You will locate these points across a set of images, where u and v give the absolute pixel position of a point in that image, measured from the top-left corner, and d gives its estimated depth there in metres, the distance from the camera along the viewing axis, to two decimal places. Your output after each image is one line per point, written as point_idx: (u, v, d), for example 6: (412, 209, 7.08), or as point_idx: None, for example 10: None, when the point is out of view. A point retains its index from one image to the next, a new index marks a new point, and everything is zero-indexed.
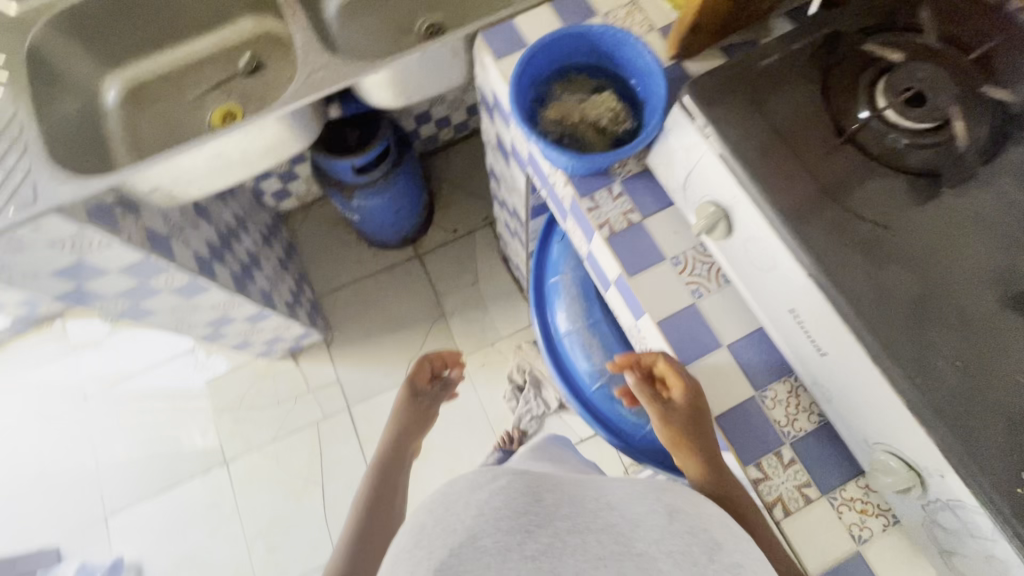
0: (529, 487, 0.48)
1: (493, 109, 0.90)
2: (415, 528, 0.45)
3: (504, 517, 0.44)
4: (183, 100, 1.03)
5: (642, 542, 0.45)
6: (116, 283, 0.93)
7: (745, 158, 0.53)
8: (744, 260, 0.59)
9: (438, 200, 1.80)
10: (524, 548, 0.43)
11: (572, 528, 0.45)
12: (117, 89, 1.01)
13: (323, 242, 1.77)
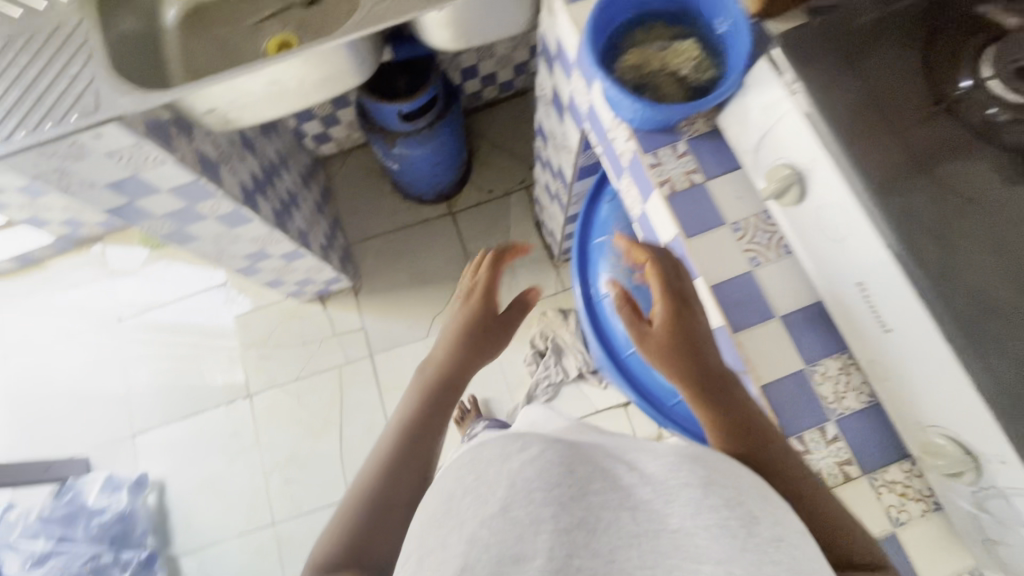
0: (566, 452, 0.44)
1: (554, 59, 0.88)
2: (447, 496, 0.44)
3: (535, 489, 0.40)
4: (239, 25, 1.01)
5: (677, 518, 0.39)
6: (165, 203, 0.94)
7: (833, 117, 0.51)
8: (813, 229, 0.57)
9: (476, 159, 1.78)
10: (557, 523, 0.39)
11: (604, 503, 0.40)
12: (176, 9, 1.00)
13: (359, 191, 1.77)
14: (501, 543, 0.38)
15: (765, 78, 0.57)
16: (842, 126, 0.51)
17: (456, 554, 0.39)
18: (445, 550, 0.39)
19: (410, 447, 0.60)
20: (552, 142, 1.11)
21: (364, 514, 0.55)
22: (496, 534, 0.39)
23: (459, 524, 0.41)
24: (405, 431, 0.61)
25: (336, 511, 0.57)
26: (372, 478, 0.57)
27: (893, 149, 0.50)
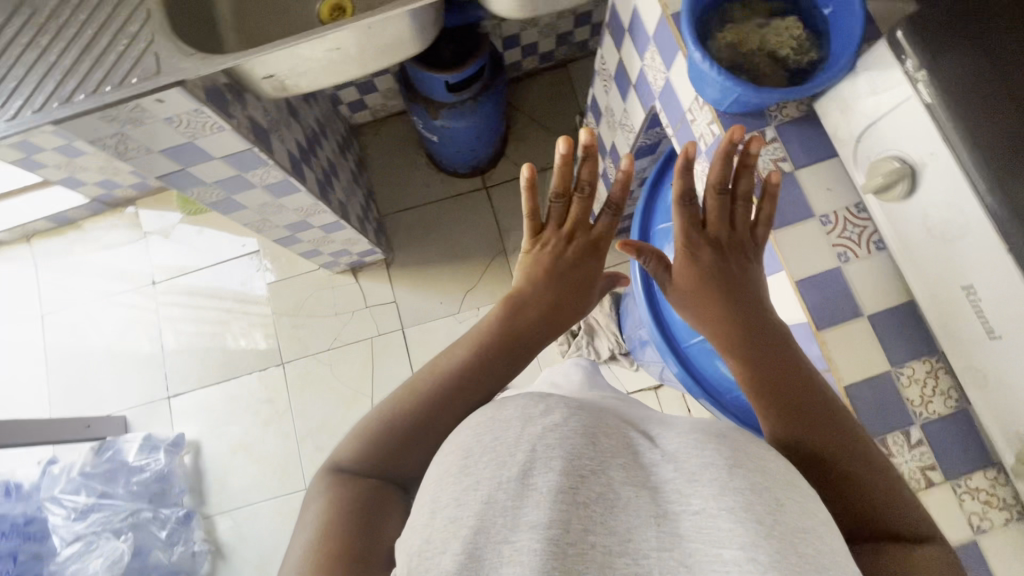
0: (592, 421, 0.41)
1: (626, 34, 0.84)
2: (462, 452, 0.41)
3: (554, 458, 0.38)
4: None
5: (699, 499, 0.36)
6: (215, 171, 0.92)
7: (960, 108, 0.47)
8: (917, 227, 0.55)
9: (512, 132, 1.74)
10: (575, 494, 0.36)
11: (624, 481, 0.38)
12: None
13: (392, 162, 1.74)
14: (516, 509, 0.36)
15: (880, 63, 0.53)
16: (970, 117, 0.47)
17: (470, 516, 0.36)
18: (457, 511, 0.37)
19: (477, 372, 0.59)
20: (608, 119, 1.07)
21: (408, 425, 0.56)
22: (515, 502, 0.36)
23: (475, 484, 0.38)
24: (472, 357, 0.60)
25: (376, 409, 0.59)
26: (428, 391, 0.57)
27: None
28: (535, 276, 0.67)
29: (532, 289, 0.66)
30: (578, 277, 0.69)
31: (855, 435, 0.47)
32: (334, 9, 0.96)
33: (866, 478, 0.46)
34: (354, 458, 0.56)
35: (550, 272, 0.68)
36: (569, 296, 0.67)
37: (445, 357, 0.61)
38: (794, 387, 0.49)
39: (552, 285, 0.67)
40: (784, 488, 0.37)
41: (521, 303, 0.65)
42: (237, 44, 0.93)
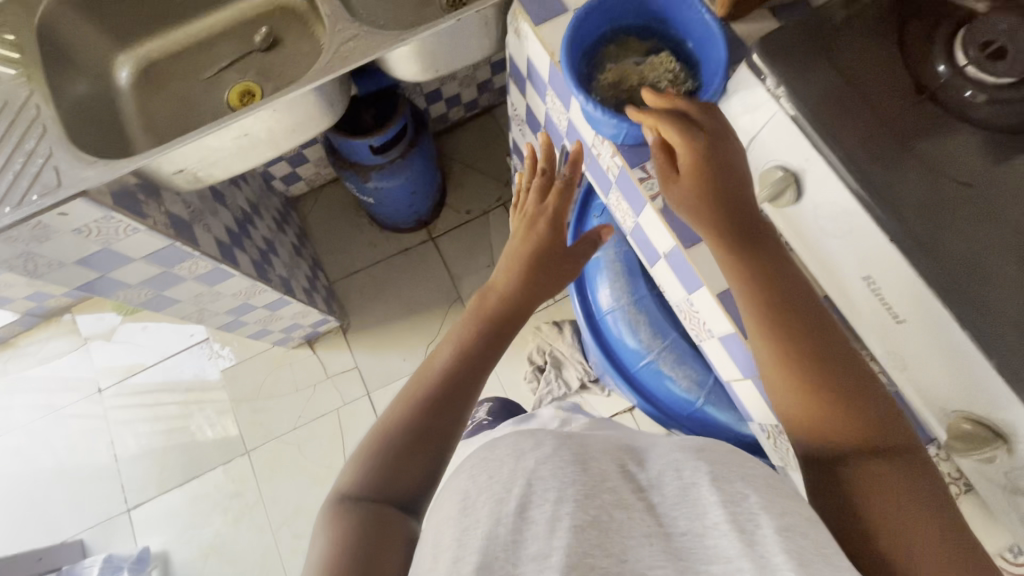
0: (581, 450, 0.43)
1: (526, 81, 0.88)
2: (458, 502, 0.41)
3: (550, 488, 0.39)
4: (197, 79, 0.98)
5: (689, 513, 0.38)
6: (138, 272, 0.90)
7: (819, 118, 0.52)
8: (813, 228, 0.58)
9: (450, 181, 1.77)
10: (572, 523, 0.37)
11: (614, 502, 0.39)
12: (129, 70, 0.96)
13: (335, 228, 1.74)
14: (515, 543, 0.36)
15: (748, 84, 0.57)
16: (826, 121, 0.51)
17: (473, 553, 0.36)
18: (459, 551, 0.37)
19: (461, 368, 0.59)
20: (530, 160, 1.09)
21: (403, 436, 0.54)
22: (515, 536, 0.37)
23: (472, 522, 0.39)
24: (456, 354, 0.61)
25: (382, 416, 0.57)
26: (419, 395, 0.57)
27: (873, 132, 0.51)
28: (509, 264, 0.68)
29: (504, 280, 0.67)
30: (543, 259, 0.68)
31: (869, 415, 0.46)
32: (243, 94, 0.96)
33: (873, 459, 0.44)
34: (356, 484, 0.52)
35: (518, 258, 0.68)
36: (538, 284, 0.67)
37: (434, 357, 0.62)
38: (811, 358, 0.49)
39: (520, 271, 0.67)
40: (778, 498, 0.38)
41: (495, 296, 0.66)
42: (146, 143, 0.93)
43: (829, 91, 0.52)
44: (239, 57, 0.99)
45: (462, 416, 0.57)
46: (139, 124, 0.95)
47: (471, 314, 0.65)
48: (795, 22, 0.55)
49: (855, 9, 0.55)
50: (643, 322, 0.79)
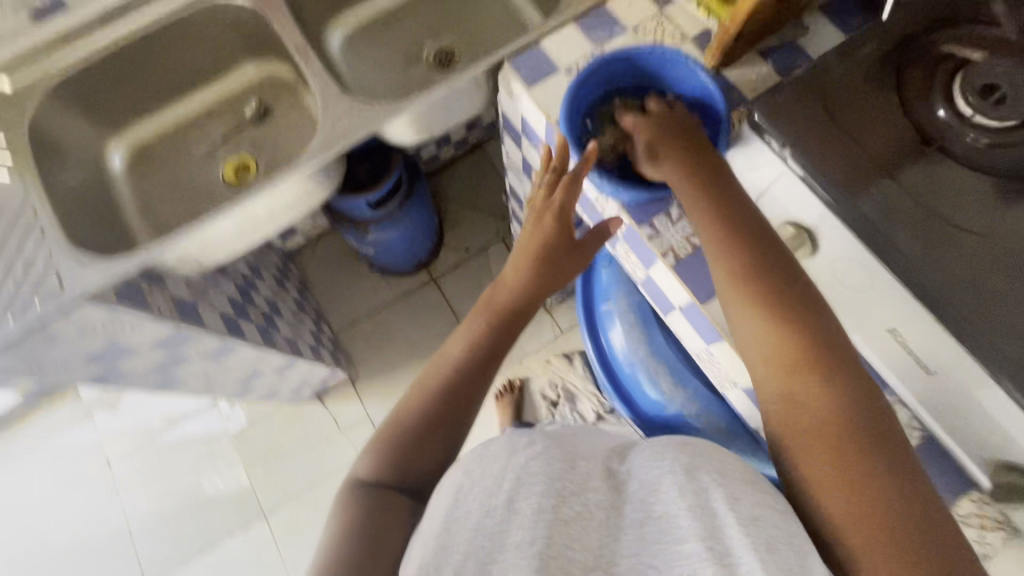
0: (567, 445, 0.50)
1: (521, 135, 0.87)
2: (456, 488, 0.48)
3: (538, 482, 0.45)
4: (190, 157, 0.98)
5: (664, 502, 0.44)
6: (146, 359, 0.89)
7: (827, 178, 0.52)
8: (830, 282, 0.57)
9: (446, 220, 1.77)
10: (559, 511, 0.44)
11: (598, 500, 0.46)
12: (121, 153, 0.96)
13: (336, 277, 1.73)
14: (501, 534, 0.42)
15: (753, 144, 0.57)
16: (834, 179, 0.52)
17: (463, 542, 0.43)
18: (458, 537, 0.43)
19: (469, 366, 0.64)
20: None
21: (416, 425, 0.61)
22: (501, 526, 0.43)
23: (465, 511, 0.45)
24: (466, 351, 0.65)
25: (399, 401, 0.64)
26: (431, 389, 0.63)
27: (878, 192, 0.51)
28: (517, 260, 0.68)
29: (512, 276, 0.68)
30: (550, 254, 0.66)
31: (850, 392, 0.48)
32: (237, 168, 0.96)
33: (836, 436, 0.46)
34: (376, 470, 0.59)
35: (525, 253, 0.67)
36: (542, 280, 0.67)
37: (448, 349, 0.66)
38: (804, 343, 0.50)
39: (528, 267, 0.67)
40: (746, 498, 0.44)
41: (503, 293, 0.68)
42: (144, 228, 0.92)
43: (834, 149, 0.53)
44: (231, 130, 0.99)
45: (470, 412, 0.62)
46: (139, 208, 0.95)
47: (483, 308, 0.68)
48: (791, 82, 0.55)
49: (850, 65, 0.55)
50: (663, 372, 0.78)
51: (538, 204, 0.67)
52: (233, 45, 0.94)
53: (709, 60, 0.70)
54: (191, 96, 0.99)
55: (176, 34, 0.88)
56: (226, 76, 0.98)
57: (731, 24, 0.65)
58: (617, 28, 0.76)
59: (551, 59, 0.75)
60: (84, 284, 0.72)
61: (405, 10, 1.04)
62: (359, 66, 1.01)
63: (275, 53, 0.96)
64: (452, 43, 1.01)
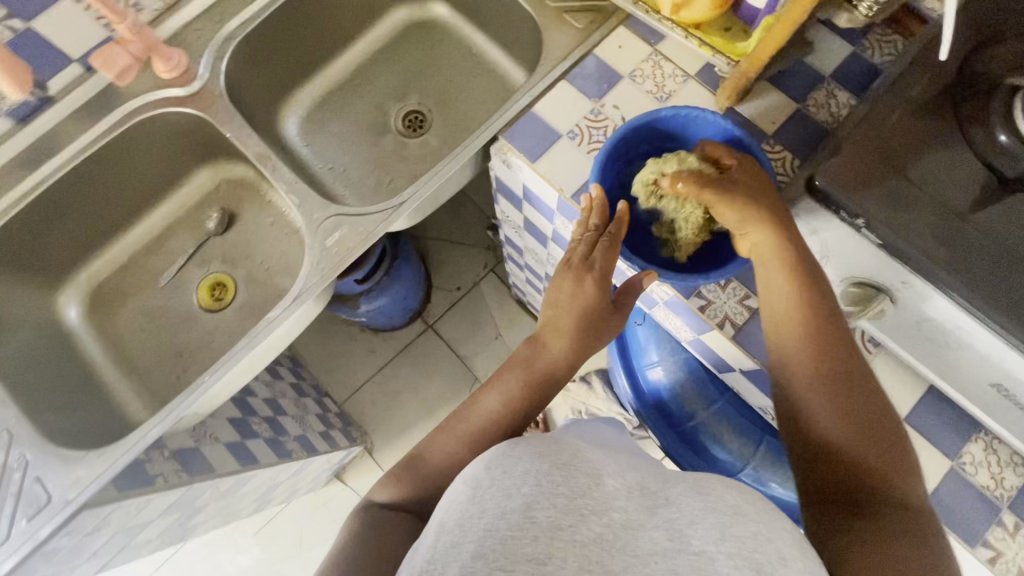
0: (590, 458, 0.41)
1: (523, 201, 0.79)
2: (471, 482, 0.39)
3: (559, 494, 0.37)
4: (156, 288, 0.93)
5: (699, 539, 0.36)
6: (158, 526, 0.82)
7: (912, 239, 0.47)
8: (916, 338, 0.54)
9: (430, 255, 1.52)
10: (575, 532, 0.35)
11: (625, 522, 0.37)
12: (77, 304, 0.89)
13: (321, 341, 1.48)
14: (513, 541, 0.34)
15: (814, 210, 0.53)
16: (920, 242, 0.46)
17: (473, 540, 0.35)
18: (462, 535, 0.35)
19: (499, 426, 0.55)
20: (530, 258, 1.01)
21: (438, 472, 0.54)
22: (515, 531, 0.35)
23: (479, 511, 0.36)
24: (499, 404, 0.56)
25: (423, 439, 0.57)
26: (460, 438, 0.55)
27: (967, 251, 0.46)
28: (551, 319, 0.57)
29: (551, 340, 0.57)
30: (591, 321, 0.57)
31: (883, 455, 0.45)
32: (213, 287, 0.92)
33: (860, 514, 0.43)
34: (384, 490, 0.54)
35: (561, 314, 0.57)
36: (582, 349, 0.58)
37: (477, 411, 0.56)
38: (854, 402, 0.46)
39: (567, 332, 0.57)
40: (789, 542, 0.37)
41: (541, 358, 0.57)
42: (121, 376, 0.88)
43: (920, 211, 0.47)
44: (196, 248, 0.94)
45: None
46: (110, 359, 0.89)
47: (519, 366, 0.58)
48: (847, 139, 0.50)
49: (899, 109, 0.50)
50: (728, 432, 0.77)
51: (574, 260, 0.57)
52: (180, 156, 0.88)
53: (724, 101, 0.65)
54: (142, 218, 0.92)
55: (116, 159, 0.80)
56: (176, 189, 0.92)
57: (750, 68, 0.60)
58: (613, 76, 0.69)
59: (550, 125, 0.68)
60: (77, 488, 0.68)
61: (358, 74, 0.99)
62: (322, 145, 0.96)
63: (223, 155, 0.90)
64: (420, 103, 0.97)
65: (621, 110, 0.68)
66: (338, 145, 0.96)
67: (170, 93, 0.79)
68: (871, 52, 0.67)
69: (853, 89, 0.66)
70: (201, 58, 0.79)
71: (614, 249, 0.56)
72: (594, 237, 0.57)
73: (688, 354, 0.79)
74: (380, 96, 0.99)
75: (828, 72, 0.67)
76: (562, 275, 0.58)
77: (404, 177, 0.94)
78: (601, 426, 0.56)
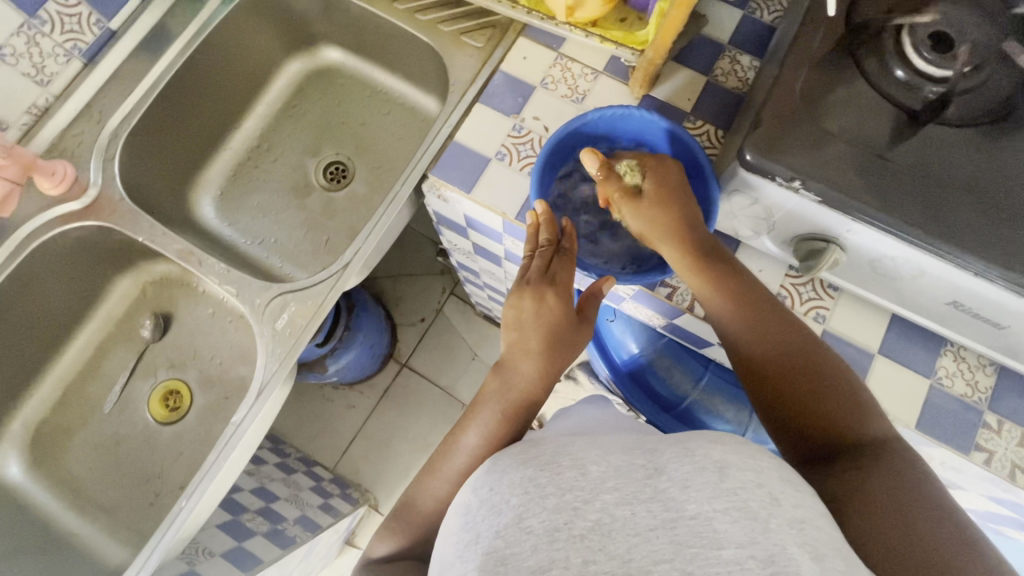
0: (577, 451, 0.39)
1: (467, 229, 0.77)
2: (462, 510, 0.38)
3: (548, 495, 0.35)
4: (103, 417, 0.86)
5: (694, 502, 0.33)
6: None
7: (848, 188, 0.48)
8: (871, 275, 0.57)
9: (386, 296, 1.48)
10: (571, 529, 0.33)
11: (621, 501, 0.34)
12: (18, 458, 0.82)
13: (296, 412, 1.41)
14: (512, 556, 0.32)
15: (747, 184, 0.54)
16: (854, 186, 0.48)
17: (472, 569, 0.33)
18: (462, 567, 0.34)
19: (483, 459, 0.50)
20: (490, 279, 0.99)
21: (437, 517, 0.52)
22: (513, 548, 0.33)
23: (474, 537, 0.35)
24: (480, 434, 0.51)
25: (414, 482, 0.54)
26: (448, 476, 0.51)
27: (900, 185, 0.48)
28: (518, 341, 0.54)
29: (519, 361, 0.53)
30: (559, 338, 0.54)
31: (849, 406, 0.45)
32: (167, 397, 0.86)
33: (831, 463, 0.43)
34: (384, 543, 0.53)
35: (527, 333, 0.54)
36: (555, 365, 0.54)
37: (459, 450, 0.51)
38: (809, 362, 0.47)
39: (537, 351, 0.53)
40: (777, 482, 0.35)
41: (515, 385, 0.53)
42: (85, 520, 0.81)
43: (846, 155, 0.49)
44: (137, 361, 0.88)
45: None
46: (70, 507, 0.81)
47: (494, 397, 0.53)
48: (764, 105, 0.51)
49: (803, 67, 0.51)
50: (721, 402, 0.79)
51: (533, 276, 0.55)
52: (93, 272, 0.82)
53: (639, 88, 0.66)
54: (69, 344, 0.85)
55: (19, 292, 0.73)
56: (99, 305, 0.86)
57: (655, 56, 0.60)
58: (524, 88, 0.69)
59: (476, 150, 0.67)
60: None
61: (265, 138, 0.94)
62: (247, 219, 0.90)
63: (137, 257, 0.84)
64: (338, 153, 0.94)
65: (542, 120, 0.67)
66: (260, 215, 0.91)
67: (64, 210, 0.72)
68: (759, 12, 0.70)
69: (752, 51, 0.68)
70: (90, 165, 0.74)
71: (571, 261, 0.56)
72: (549, 252, 0.56)
73: (664, 337, 0.81)
74: (294, 155, 0.94)
75: (728, 40, 0.69)
76: (521, 293, 0.55)
77: (341, 233, 0.91)
78: (591, 411, 0.55)
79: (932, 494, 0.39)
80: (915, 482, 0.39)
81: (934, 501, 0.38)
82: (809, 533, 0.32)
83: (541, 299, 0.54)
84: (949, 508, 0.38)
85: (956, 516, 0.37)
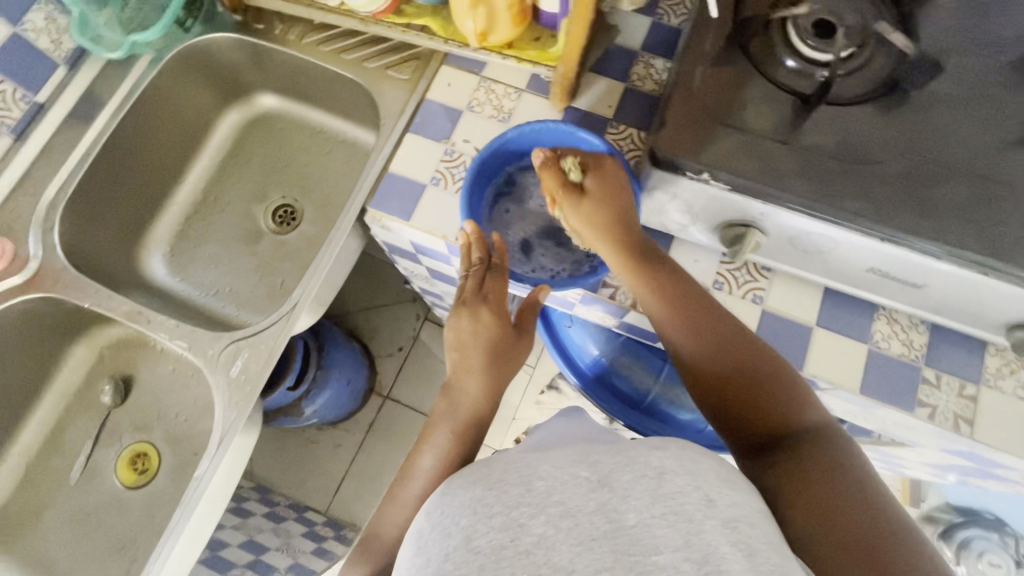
0: (522, 463, 0.40)
1: (416, 254, 0.78)
2: (415, 536, 0.39)
3: (495, 513, 0.36)
4: (70, 489, 0.84)
5: (633, 511, 0.34)
6: None
7: (754, 175, 0.50)
8: (796, 253, 0.59)
9: (359, 328, 1.48)
10: (516, 545, 0.34)
11: (563, 512, 0.35)
12: None
13: (280, 458, 1.39)
14: None
15: (665, 182, 0.56)
16: (759, 175, 0.50)
17: None
18: None
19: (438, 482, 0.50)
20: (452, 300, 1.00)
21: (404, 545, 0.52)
22: (462, 569, 0.34)
23: (425, 562, 0.36)
24: (433, 457, 0.52)
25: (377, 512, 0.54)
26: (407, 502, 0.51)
27: (801, 168, 0.50)
28: (460, 362, 0.55)
29: (463, 380, 0.55)
30: (499, 353, 0.55)
31: (778, 392, 0.48)
32: (135, 460, 0.85)
33: (767, 454, 0.46)
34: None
35: (468, 353, 0.55)
36: (499, 381, 0.55)
37: (415, 475, 0.52)
38: (737, 352, 0.49)
39: (478, 368, 0.54)
40: (711, 477, 0.36)
41: (462, 404, 0.54)
42: None
43: (748, 146, 0.51)
44: (100, 428, 0.86)
45: None
46: None
47: (444, 418, 0.54)
48: (668, 107, 0.53)
49: (700, 66, 0.54)
50: (683, 393, 0.81)
51: (467, 296, 0.57)
52: (47, 342, 0.82)
53: (559, 101, 0.69)
54: (28, 418, 0.84)
55: None
56: (56, 375, 0.85)
57: (568, 69, 0.63)
58: (451, 114, 0.71)
59: (411, 179, 0.69)
60: None
61: (210, 190, 0.95)
62: (200, 272, 0.91)
63: (90, 322, 0.84)
64: (285, 196, 0.95)
65: (472, 142, 0.69)
66: (213, 266, 0.91)
67: (7, 285, 0.72)
68: (667, 18, 0.74)
69: (664, 54, 0.72)
70: (28, 237, 0.75)
71: (502, 275, 0.58)
72: (481, 270, 0.58)
73: (620, 337, 0.83)
74: (241, 203, 0.95)
75: (640, 46, 0.72)
76: (458, 313, 0.57)
77: (296, 274, 0.91)
78: (559, 418, 0.52)
79: (855, 481, 0.41)
80: (840, 470, 0.42)
81: (859, 494, 0.40)
82: (742, 531, 0.33)
83: (477, 318, 0.56)
84: (873, 498, 0.40)
85: (878, 506, 0.40)
